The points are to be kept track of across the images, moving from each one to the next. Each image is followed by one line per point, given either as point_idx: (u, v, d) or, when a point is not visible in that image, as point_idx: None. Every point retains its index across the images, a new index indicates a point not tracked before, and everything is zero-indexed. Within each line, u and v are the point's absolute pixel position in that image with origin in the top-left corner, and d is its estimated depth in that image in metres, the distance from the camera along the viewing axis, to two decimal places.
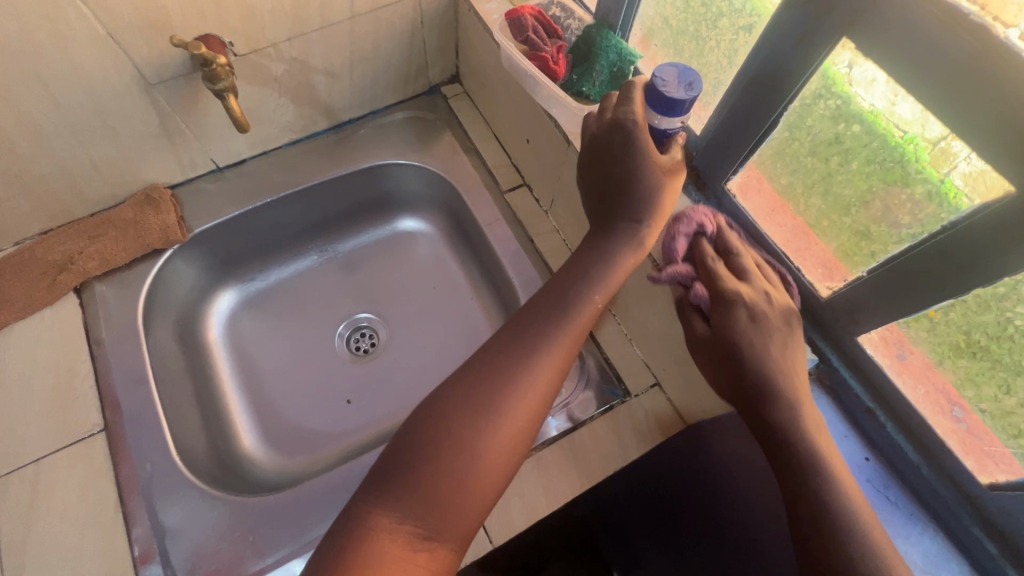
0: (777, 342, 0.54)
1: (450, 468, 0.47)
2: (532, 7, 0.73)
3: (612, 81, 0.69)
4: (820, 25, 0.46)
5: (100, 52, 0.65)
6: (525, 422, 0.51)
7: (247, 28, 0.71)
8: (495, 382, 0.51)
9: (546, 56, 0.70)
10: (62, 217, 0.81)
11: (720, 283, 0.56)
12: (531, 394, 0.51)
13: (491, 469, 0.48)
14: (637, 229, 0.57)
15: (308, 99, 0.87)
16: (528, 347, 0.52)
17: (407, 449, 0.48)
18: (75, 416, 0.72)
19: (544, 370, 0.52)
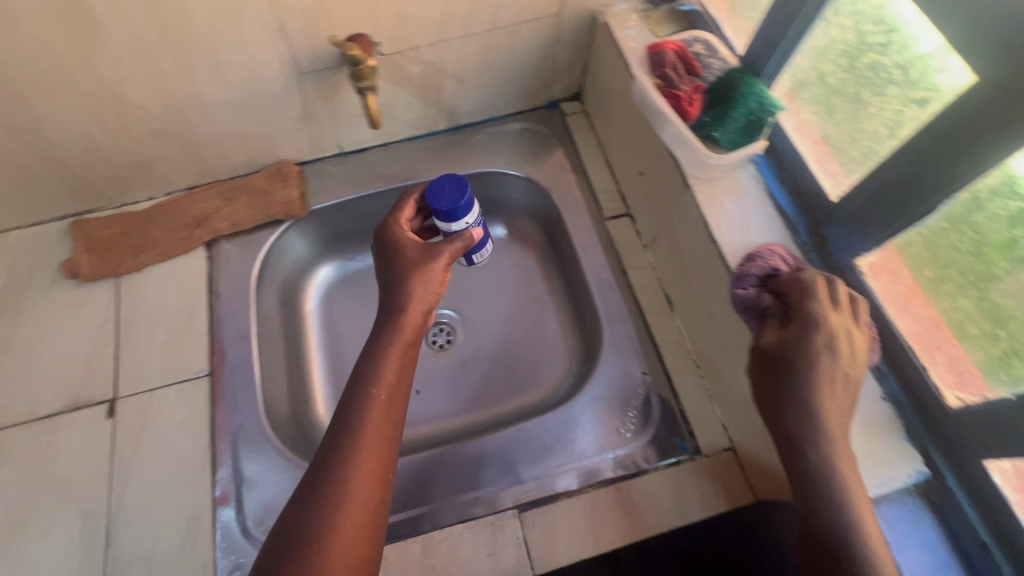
0: (841, 380, 0.52)
1: (319, 546, 0.49)
2: (675, 42, 0.71)
3: (747, 130, 0.66)
4: (1016, 116, 0.42)
5: (268, 40, 0.71)
6: (376, 473, 0.54)
7: (396, 30, 0.75)
8: (336, 460, 0.53)
9: (681, 95, 0.68)
10: (207, 178, 0.91)
11: (809, 301, 0.54)
12: (370, 453, 0.54)
13: (355, 530, 0.50)
14: (402, 290, 0.64)
15: (434, 100, 0.90)
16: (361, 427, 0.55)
17: (279, 544, 0.50)
18: (187, 358, 0.81)
19: (373, 431, 0.55)
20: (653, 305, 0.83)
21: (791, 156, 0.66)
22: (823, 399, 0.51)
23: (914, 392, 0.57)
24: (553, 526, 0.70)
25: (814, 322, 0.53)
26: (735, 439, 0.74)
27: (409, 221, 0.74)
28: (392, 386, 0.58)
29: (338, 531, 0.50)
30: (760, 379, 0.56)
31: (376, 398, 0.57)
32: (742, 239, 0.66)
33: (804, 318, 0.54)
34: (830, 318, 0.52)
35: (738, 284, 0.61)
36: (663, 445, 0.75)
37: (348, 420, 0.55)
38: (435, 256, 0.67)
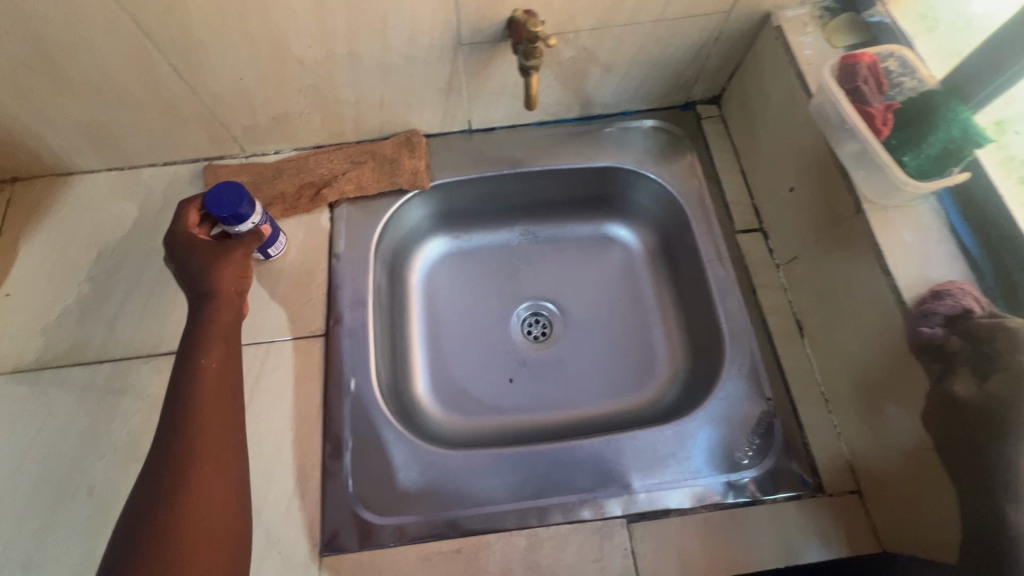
0: None
1: (185, 529, 0.55)
2: (870, 56, 0.67)
3: (942, 159, 0.61)
4: None
5: (439, 7, 0.69)
6: (222, 467, 0.60)
7: (565, 10, 0.72)
8: (187, 448, 0.59)
9: (872, 113, 0.64)
10: (337, 138, 0.91)
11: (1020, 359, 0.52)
12: (216, 448, 0.60)
13: (207, 518, 0.56)
14: (210, 275, 0.71)
15: (574, 87, 0.88)
16: (190, 407, 0.62)
17: (140, 519, 0.55)
18: (305, 315, 0.81)
19: (213, 423, 0.61)
20: (782, 328, 0.80)
21: (989, 193, 0.61)
22: None
23: None
24: (663, 542, 0.68)
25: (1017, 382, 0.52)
26: (863, 482, 0.70)
27: (198, 227, 0.76)
28: (217, 372, 0.66)
29: (187, 520, 0.55)
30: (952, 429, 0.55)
31: (208, 383, 0.64)
32: (921, 276, 0.61)
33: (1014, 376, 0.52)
34: None
35: (920, 324, 0.58)
36: (783, 477, 0.72)
37: (189, 404, 0.62)
38: (232, 247, 0.73)
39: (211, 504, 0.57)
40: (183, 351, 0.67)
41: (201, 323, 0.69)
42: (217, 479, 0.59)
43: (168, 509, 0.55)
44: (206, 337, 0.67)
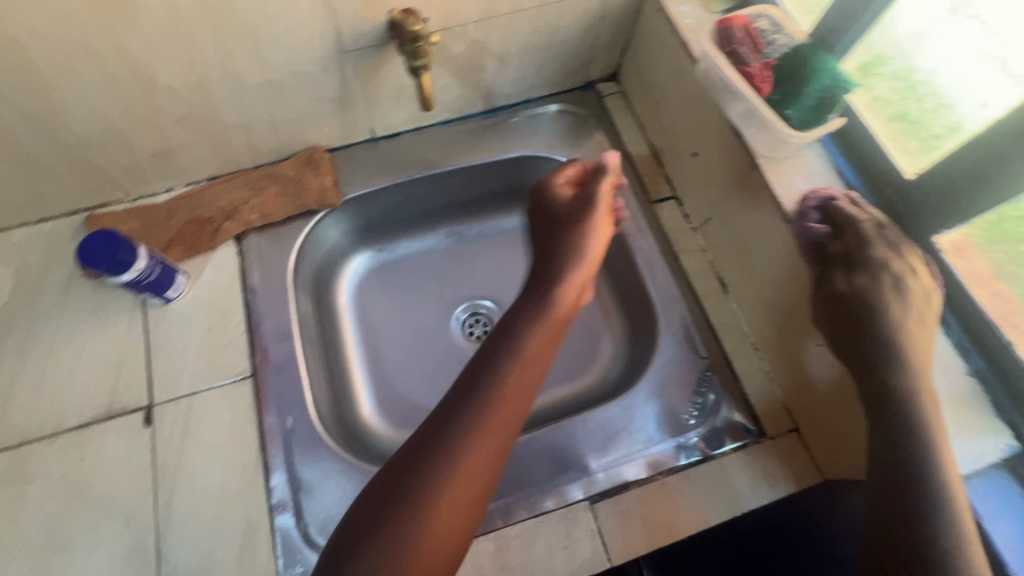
0: (913, 316, 0.58)
1: (405, 538, 0.45)
2: (741, 17, 0.70)
3: (819, 108, 0.64)
4: None
5: (312, 17, 0.66)
6: (484, 467, 0.49)
7: (445, 6, 0.71)
8: (452, 421, 0.50)
9: (751, 72, 0.67)
10: (232, 166, 0.85)
11: (869, 246, 0.61)
12: (495, 424, 0.50)
13: (447, 527, 0.46)
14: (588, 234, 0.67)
15: (473, 81, 0.86)
16: (488, 374, 0.53)
17: (396, 471, 0.49)
18: (227, 360, 0.76)
19: (505, 404, 0.51)
20: (706, 288, 0.82)
21: (863, 133, 0.65)
22: (896, 325, 0.58)
23: (999, 368, 0.57)
24: (626, 517, 0.69)
25: (875, 264, 0.60)
26: (799, 420, 0.74)
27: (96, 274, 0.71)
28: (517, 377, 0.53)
29: (432, 517, 0.46)
30: (829, 317, 0.62)
31: (517, 361, 0.54)
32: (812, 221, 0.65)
33: (870, 265, 0.60)
34: (893, 262, 0.60)
35: (805, 222, 0.64)
36: (729, 430, 0.75)
37: (492, 371, 0.53)
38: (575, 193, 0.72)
39: (466, 496, 0.48)
40: (506, 337, 0.57)
41: (518, 343, 0.56)
42: (472, 493, 0.48)
43: (409, 486, 0.47)
44: (532, 317, 0.59)
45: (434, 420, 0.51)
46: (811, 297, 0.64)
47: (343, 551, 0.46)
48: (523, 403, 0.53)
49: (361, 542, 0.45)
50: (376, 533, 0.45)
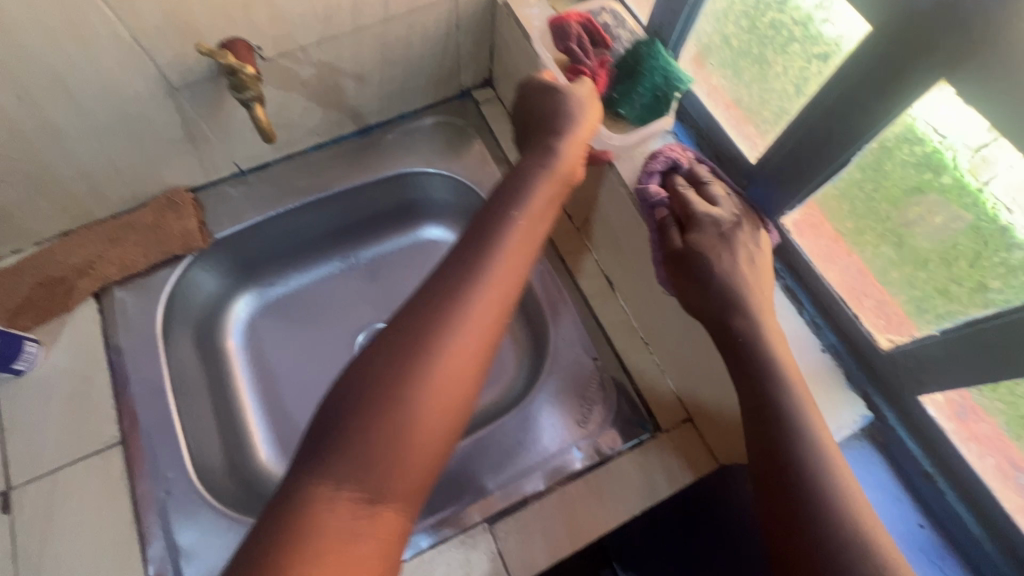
0: (742, 257, 0.58)
1: (391, 434, 0.40)
2: (579, 13, 0.68)
3: (654, 106, 0.65)
4: (918, 62, 0.40)
5: (124, 57, 0.62)
6: (469, 363, 0.44)
7: (276, 32, 0.67)
8: (422, 321, 0.44)
9: (585, 71, 0.66)
10: (83, 219, 0.79)
11: (693, 206, 0.60)
12: (485, 313, 0.46)
13: (432, 426, 0.42)
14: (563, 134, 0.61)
15: (335, 103, 0.83)
16: (461, 274, 0.47)
17: (356, 379, 0.42)
18: (92, 428, 0.71)
19: (491, 297, 0.47)
20: (594, 287, 0.82)
21: (708, 122, 0.66)
22: (728, 269, 0.57)
23: (848, 339, 0.59)
24: (526, 533, 0.67)
25: (696, 209, 0.60)
26: (691, 410, 0.74)
27: None
28: (518, 258, 0.50)
29: (414, 420, 0.41)
30: (682, 279, 0.59)
31: (495, 249, 0.50)
32: None
33: (701, 225, 0.59)
34: (720, 217, 0.59)
35: (645, 186, 0.62)
36: (624, 428, 0.75)
37: (472, 264, 0.48)
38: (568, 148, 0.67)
39: (450, 403, 0.43)
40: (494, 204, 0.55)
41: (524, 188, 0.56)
42: (452, 391, 0.43)
43: (380, 388, 0.41)
44: (512, 197, 0.55)
45: (386, 333, 0.45)
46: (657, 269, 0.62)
47: (304, 460, 0.40)
48: (507, 292, 0.48)
49: (331, 443, 0.40)
50: (347, 432, 0.40)
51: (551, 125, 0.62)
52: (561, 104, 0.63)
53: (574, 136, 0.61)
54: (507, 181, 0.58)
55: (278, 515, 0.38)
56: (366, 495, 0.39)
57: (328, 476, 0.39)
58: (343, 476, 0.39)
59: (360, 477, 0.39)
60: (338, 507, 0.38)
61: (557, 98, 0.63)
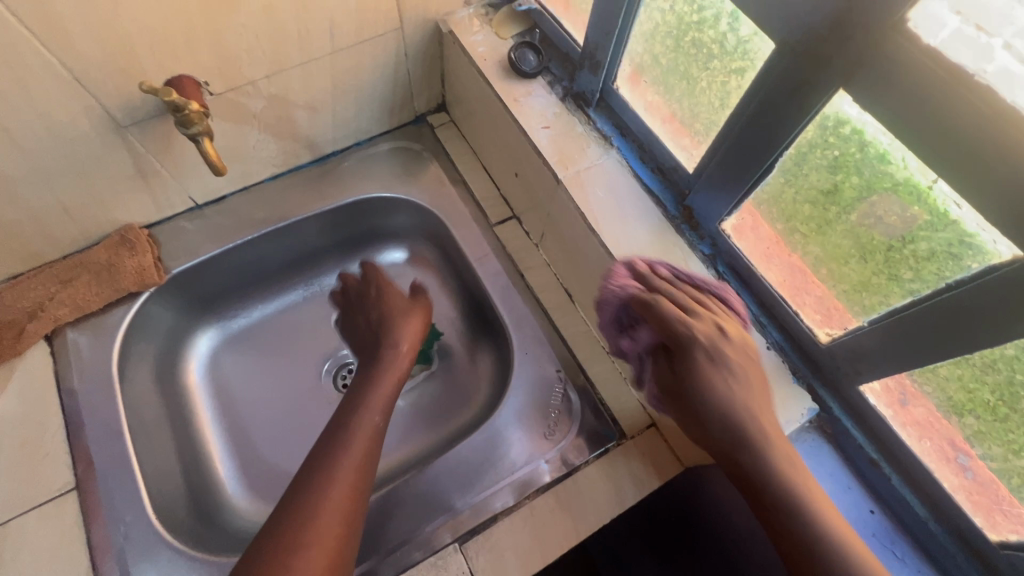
0: (740, 379, 0.56)
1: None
2: None
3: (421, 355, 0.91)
4: (816, 76, 0.44)
5: (67, 98, 0.62)
6: (332, 545, 0.55)
7: (223, 67, 0.69)
8: (291, 524, 0.55)
9: None
10: (32, 261, 0.78)
11: (672, 327, 0.55)
12: (344, 489, 0.59)
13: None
14: (394, 338, 0.76)
15: (289, 134, 0.84)
16: (314, 480, 0.59)
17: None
18: (44, 475, 0.69)
19: (353, 463, 0.61)
20: (554, 301, 0.83)
21: (648, 136, 0.69)
22: (721, 395, 0.54)
23: (791, 335, 0.61)
24: (497, 550, 0.67)
25: (679, 328, 0.55)
26: (654, 415, 0.75)
27: None
28: (377, 425, 0.67)
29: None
30: (669, 404, 0.59)
31: (352, 438, 0.64)
32: (617, 227, 0.67)
33: (682, 346, 0.55)
34: (700, 332, 0.55)
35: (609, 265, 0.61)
36: (590, 437, 0.76)
37: (324, 470, 0.60)
38: (415, 309, 0.80)
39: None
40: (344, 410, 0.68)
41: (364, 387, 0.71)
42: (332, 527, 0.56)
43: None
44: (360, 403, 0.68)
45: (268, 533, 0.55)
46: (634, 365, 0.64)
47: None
48: (354, 479, 0.60)
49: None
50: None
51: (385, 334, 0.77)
52: (393, 303, 0.80)
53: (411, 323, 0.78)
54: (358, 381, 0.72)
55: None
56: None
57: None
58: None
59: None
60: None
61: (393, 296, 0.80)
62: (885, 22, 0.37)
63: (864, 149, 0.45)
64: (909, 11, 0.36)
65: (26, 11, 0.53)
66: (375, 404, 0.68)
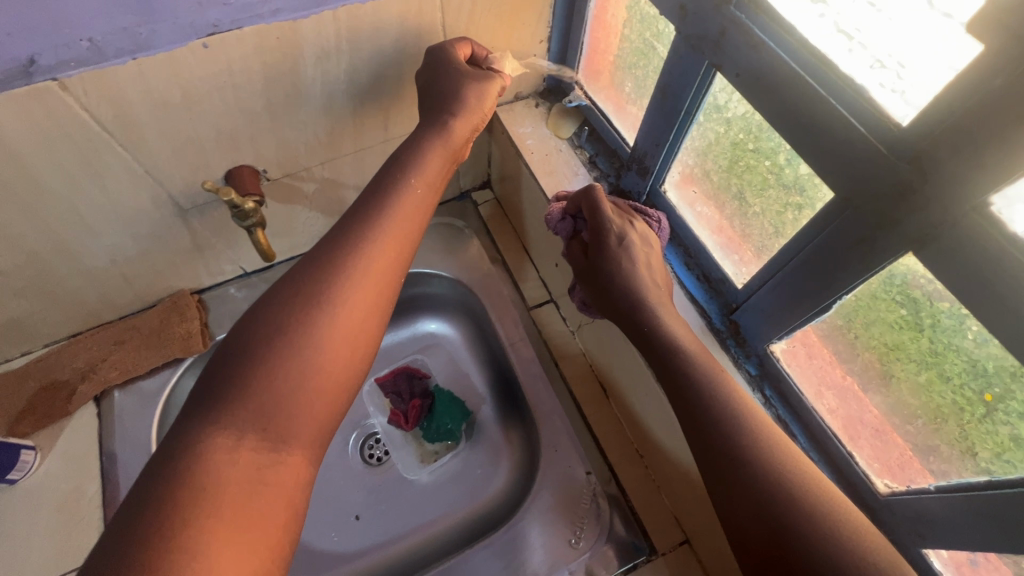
0: (642, 261, 0.63)
1: (274, 393, 0.45)
2: (400, 366, 0.98)
3: (446, 434, 0.92)
4: (881, 237, 0.41)
5: (139, 188, 0.66)
6: (349, 334, 0.50)
7: (281, 157, 0.72)
8: (294, 309, 0.49)
9: (401, 411, 0.94)
10: (91, 323, 0.82)
11: (598, 217, 0.64)
12: (367, 285, 0.52)
13: (330, 384, 0.48)
14: (458, 96, 0.62)
15: (338, 211, 0.87)
16: (342, 252, 0.53)
17: (246, 338, 0.47)
18: (77, 540, 0.71)
19: (380, 255, 0.54)
20: (588, 394, 0.81)
21: (694, 243, 0.66)
22: (625, 280, 0.62)
23: (844, 476, 0.56)
24: None
25: (603, 217, 0.64)
26: (689, 532, 0.71)
27: None
28: (407, 211, 0.58)
29: (310, 375, 0.47)
30: (591, 292, 0.67)
31: (384, 229, 0.55)
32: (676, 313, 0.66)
33: (599, 233, 0.64)
34: (616, 221, 0.64)
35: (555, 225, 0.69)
36: (619, 549, 0.72)
37: (345, 258, 0.52)
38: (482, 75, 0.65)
39: (343, 359, 0.49)
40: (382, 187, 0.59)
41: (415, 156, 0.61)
42: (355, 327, 0.51)
43: (266, 354, 0.46)
44: (397, 182, 0.59)
45: (282, 302, 0.49)
46: (579, 274, 0.69)
47: (200, 412, 0.44)
48: (391, 263, 0.55)
49: (231, 401, 0.44)
50: (237, 394, 0.44)
51: (441, 101, 0.62)
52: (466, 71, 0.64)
53: (480, 106, 0.64)
54: (402, 149, 0.62)
55: (168, 458, 0.41)
56: (268, 442, 0.44)
57: (227, 429, 0.43)
58: (234, 432, 0.43)
59: (245, 425, 0.44)
60: (239, 449, 0.43)
61: (459, 85, 0.62)
62: (961, 204, 0.35)
63: (937, 318, 0.42)
64: (991, 196, 0.34)
65: (108, 118, 0.56)
66: (423, 172, 0.60)
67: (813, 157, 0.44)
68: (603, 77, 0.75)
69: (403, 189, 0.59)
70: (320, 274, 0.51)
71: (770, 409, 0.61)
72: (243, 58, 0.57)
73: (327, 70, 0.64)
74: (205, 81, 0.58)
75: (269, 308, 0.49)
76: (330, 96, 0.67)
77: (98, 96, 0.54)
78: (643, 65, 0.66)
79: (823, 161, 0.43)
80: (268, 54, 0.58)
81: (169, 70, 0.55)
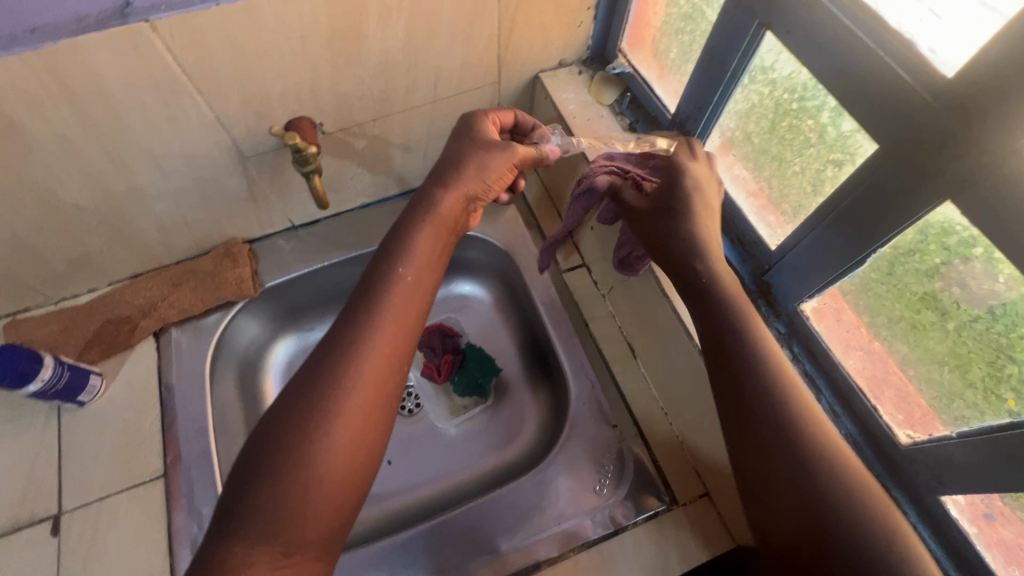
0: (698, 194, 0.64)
1: (286, 504, 0.44)
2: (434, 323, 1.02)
3: (476, 389, 0.96)
4: (920, 186, 0.44)
5: (208, 133, 0.70)
6: (357, 424, 0.49)
7: (337, 111, 0.76)
8: (298, 409, 0.48)
9: (433, 365, 0.98)
10: (151, 265, 0.87)
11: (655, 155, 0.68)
12: (370, 376, 0.51)
13: (338, 474, 0.47)
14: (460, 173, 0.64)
15: (383, 170, 0.91)
16: (342, 346, 0.51)
17: (257, 445, 0.47)
18: (139, 460, 0.77)
19: (380, 347, 0.52)
20: (617, 354, 0.85)
21: (730, 207, 0.69)
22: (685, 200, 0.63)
23: (867, 429, 0.59)
24: None
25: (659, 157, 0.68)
26: (710, 486, 0.75)
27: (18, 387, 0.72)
28: (409, 293, 0.56)
29: (319, 477, 0.46)
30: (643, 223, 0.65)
31: (384, 316, 0.54)
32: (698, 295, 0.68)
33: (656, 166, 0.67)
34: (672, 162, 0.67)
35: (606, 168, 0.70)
36: (642, 499, 0.75)
37: (341, 351, 0.51)
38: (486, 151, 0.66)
39: (352, 451, 0.48)
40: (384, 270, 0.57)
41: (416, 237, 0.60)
42: (360, 409, 0.49)
43: (271, 466, 0.46)
44: (399, 261, 0.58)
45: (285, 405, 0.49)
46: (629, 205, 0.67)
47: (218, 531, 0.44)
48: (393, 351, 0.53)
49: (240, 513, 0.44)
50: (249, 507, 0.44)
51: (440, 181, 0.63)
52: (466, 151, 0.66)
53: (481, 176, 0.65)
54: (398, 228, 0.61)
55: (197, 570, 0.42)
56: (282, 552, 0.43)
57: (244, 547, 0.42)
58: (250, 548, 0.42)
59: (261, 541, 0.43)
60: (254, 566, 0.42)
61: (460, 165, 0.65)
62: (1001, 149, 0.38)
63: (970, 267, 0.45)
64: None
65: (189, 61, 0.61)
66: (423, 252, 0.59)
67: (858, 111, 0.47)
68: (649, 44, 0.78)
69: (402, 273, 0.57)
70: (322, 368, 0.50)
71: (798, 365, 0.64)
72: (313, 10, 0.61)
73: (387, 26, 0.67)
74: (278, 31, 0.62)
75: (273, 411, 0.49)
76: (388, 53, 0.71)
77: (183, 40, 0.58)
78: (690, 30, 0.68)
79: (869, 114, 0.46)
80: (336, 7, 0.62)
81: (247, 17, 0.59)
